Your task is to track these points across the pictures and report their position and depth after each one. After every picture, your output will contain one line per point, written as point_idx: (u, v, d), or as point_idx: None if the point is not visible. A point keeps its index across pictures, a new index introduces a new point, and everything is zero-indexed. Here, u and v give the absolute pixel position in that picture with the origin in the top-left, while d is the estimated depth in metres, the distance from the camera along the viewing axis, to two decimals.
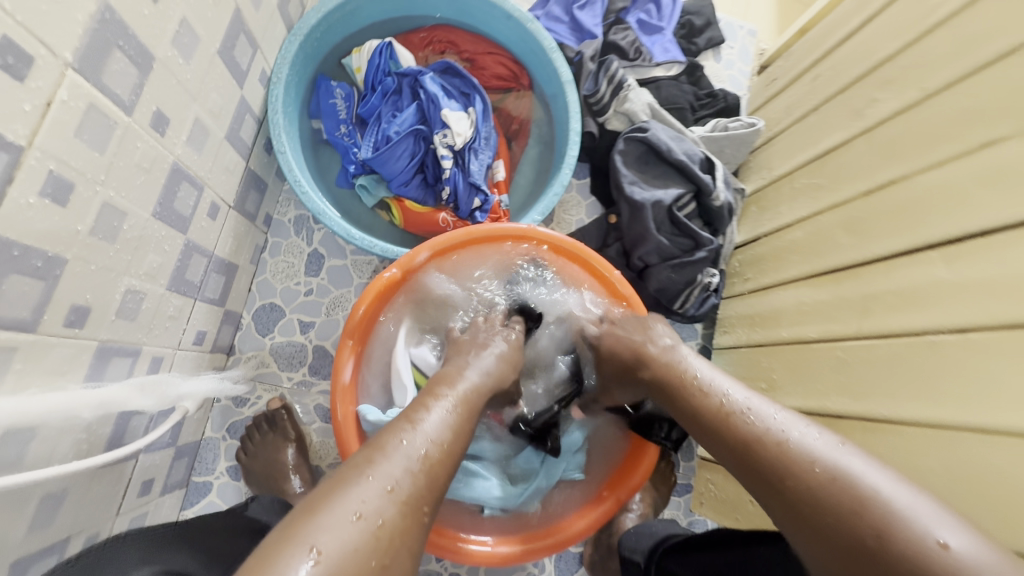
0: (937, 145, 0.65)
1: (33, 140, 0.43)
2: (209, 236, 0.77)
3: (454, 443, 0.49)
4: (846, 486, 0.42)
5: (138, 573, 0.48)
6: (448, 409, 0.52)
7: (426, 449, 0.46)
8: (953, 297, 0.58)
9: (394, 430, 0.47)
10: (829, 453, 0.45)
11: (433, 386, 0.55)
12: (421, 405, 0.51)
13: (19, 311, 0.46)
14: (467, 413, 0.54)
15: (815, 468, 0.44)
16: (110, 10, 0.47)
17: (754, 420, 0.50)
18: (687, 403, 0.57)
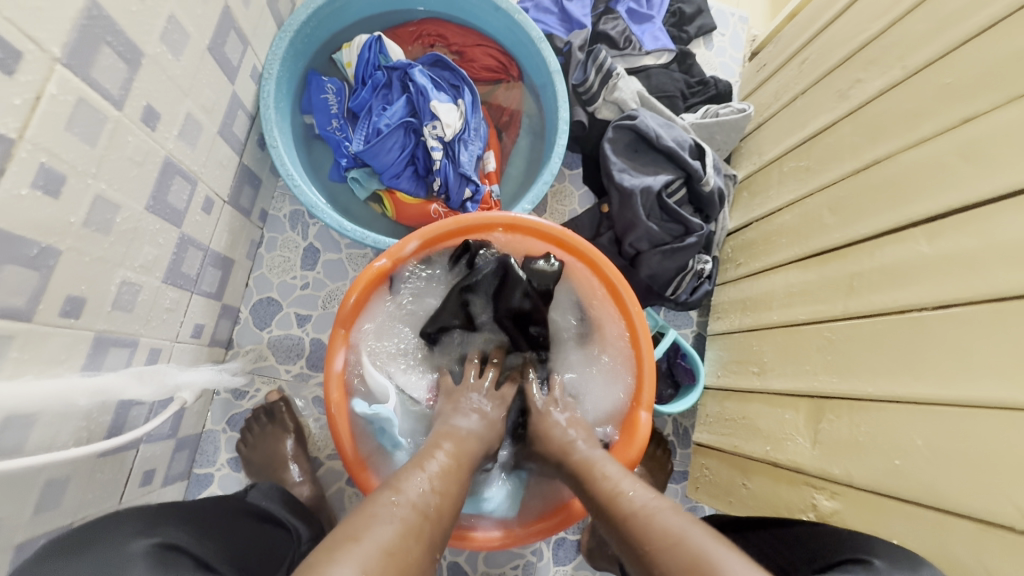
0: (920, 123, 0.65)
1: (24, 133, 0.44)
2: (205, 231, 0.78)
3: (455, 491, 0.54)
4: (686, 553, 0.47)
5: (136, 544, 0.49)
6: (445, 458, 0.57)
7: (436, 494, 0.52)
8: (934, 273, 0.58)
9: (409, 475, 0.52)
10: (680, 525, 0.50)
11: (438, 438, 0.62)
12: (429, 453, 0.57)
13: (15, 299, 0.48)
14: (467, 467, 0.59)
15: (659, 534, 0.50)
16: (98, 7, 0.49)
17: (627, 495, 0.56)
18: (585, 482, 0.61)
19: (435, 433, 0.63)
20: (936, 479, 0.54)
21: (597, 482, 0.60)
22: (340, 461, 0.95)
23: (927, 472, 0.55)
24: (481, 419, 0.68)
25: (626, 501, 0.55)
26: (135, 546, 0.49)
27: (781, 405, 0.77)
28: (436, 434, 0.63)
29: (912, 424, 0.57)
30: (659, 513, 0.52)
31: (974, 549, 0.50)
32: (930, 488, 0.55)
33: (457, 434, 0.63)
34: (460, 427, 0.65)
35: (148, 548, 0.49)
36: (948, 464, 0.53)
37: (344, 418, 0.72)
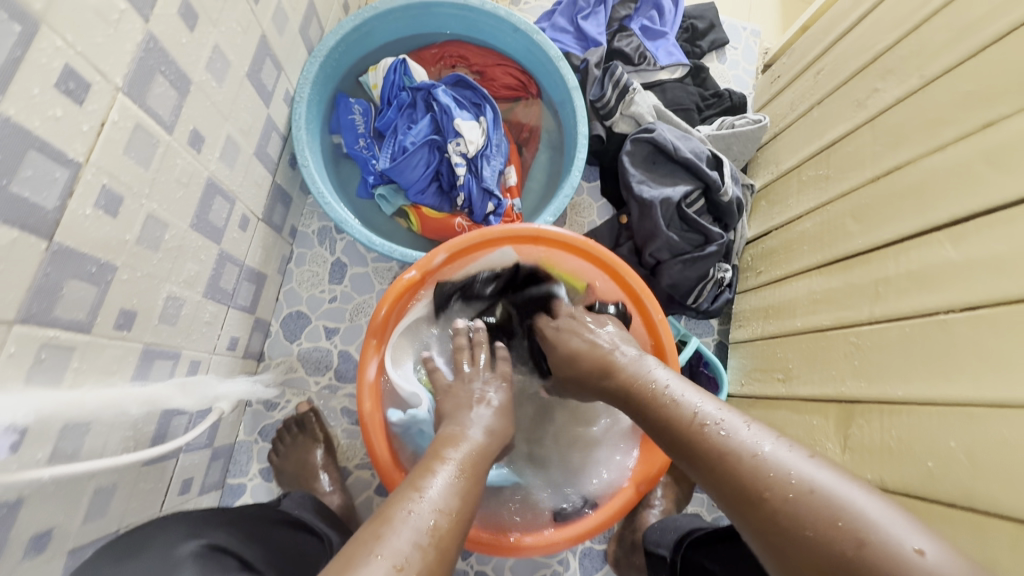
0: (940, 129, 0.66)
1: (89, 157, 0.48)
2: (241, 246, 0.81)
3: (459, 506, 0.52)
4: (817, 499, 0.43)
5: (185, 546, 0.52)
6: (446, 478, 0.54)
7: (433, 516, 0.49)
8: (962, 276, 0.59)
9: (401, 501, 0.50)
10: (800, 465, 0.45)
11: (438, 449, 0.59)
12: (427, 470, 0.55)
13: (77, 313, 0.51)
14: (470, 476, 0.56)
15: (791, 480, 0.44)
16: (154, 39, 0.52)
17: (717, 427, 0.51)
18: (671, 420, 0.56)
19: (440, 445, 0.61)
20: (974, 484, 0.54)
21: (676, 413, 0.56)
22: (367, 471, 0.97)
23: (961, 476, 0.55)
24: (489, 414, 0.68)
25: (723, 435, 0.51)
26: (183, 548, 0.52)
27: (809, 412, 0.77)
28: (432, 448, 0.60)
29: (944, 428, 0.57)
30: (769, 452, 0.47)
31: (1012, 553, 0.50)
32: (965, 490, 0.54)
33: (462, 443, 0.61)
34: (455, 441, 0.61)
35: (198, 549, 0.52)
36: (982, 466, 0.53)
37: (379, 431, 0.74)
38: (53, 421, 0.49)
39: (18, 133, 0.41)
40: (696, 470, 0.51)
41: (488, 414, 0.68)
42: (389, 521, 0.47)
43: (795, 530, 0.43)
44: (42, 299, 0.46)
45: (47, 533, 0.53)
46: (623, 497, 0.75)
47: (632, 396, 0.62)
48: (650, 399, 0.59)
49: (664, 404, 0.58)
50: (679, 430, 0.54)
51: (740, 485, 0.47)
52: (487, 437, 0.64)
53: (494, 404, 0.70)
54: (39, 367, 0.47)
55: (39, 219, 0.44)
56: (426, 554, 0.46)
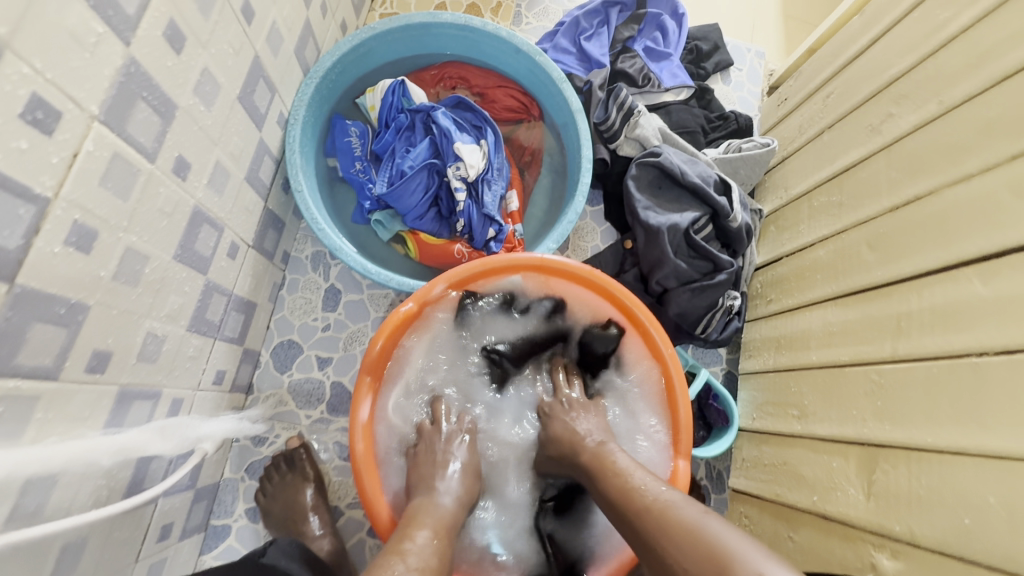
0: (963, 158, 0.63)
1: (59, 191, 0.44)
2: (229, 275, 0.77)
3: (438, 564, 0.54)
4: (701, 546, 0.46)
5: None
6: (428, 536, 0.57)
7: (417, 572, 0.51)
8: (993, 314, 0.55)
9: (387, 564, 0.51)
10: (695, 516, 0.50)
11: (413, 516, 0.60)
12: (406, 534, 0.56)
13: (42, 358, 0.47)
14: (447, 535, 0.59)
15: (683, 528, 0.49)
16: (135, 63, 0.49)
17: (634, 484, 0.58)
18: (605, 486, 0.61)
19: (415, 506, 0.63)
20: (1015, 545, 0.49)
21: (603, 475, 0.62)
22: (360, 510, 0.92)
23: (1001, 534, 0.51)
24: (462, 468, 0.68)
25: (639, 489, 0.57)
26: None
27: (827, 453, 0.73)
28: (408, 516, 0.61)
29: (981, 480, 0.53)
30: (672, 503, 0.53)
31: None
32: (1006, 552, 0.50)
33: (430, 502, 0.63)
34: (433, 501, 0.63)
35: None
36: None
37: (371, 474, 0.69)
38: (11, 479, 0.44)
39: None
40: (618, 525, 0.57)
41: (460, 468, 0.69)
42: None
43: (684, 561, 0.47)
44: (2, 347, 0.42)
45: None
46: None
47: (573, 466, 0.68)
48: (584, 466, 0.65)
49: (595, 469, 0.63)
50: (604, 490, 0.60)
51: (648, 534, 0.52)
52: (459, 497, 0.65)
53: (461, 454, 0.70)
54: None
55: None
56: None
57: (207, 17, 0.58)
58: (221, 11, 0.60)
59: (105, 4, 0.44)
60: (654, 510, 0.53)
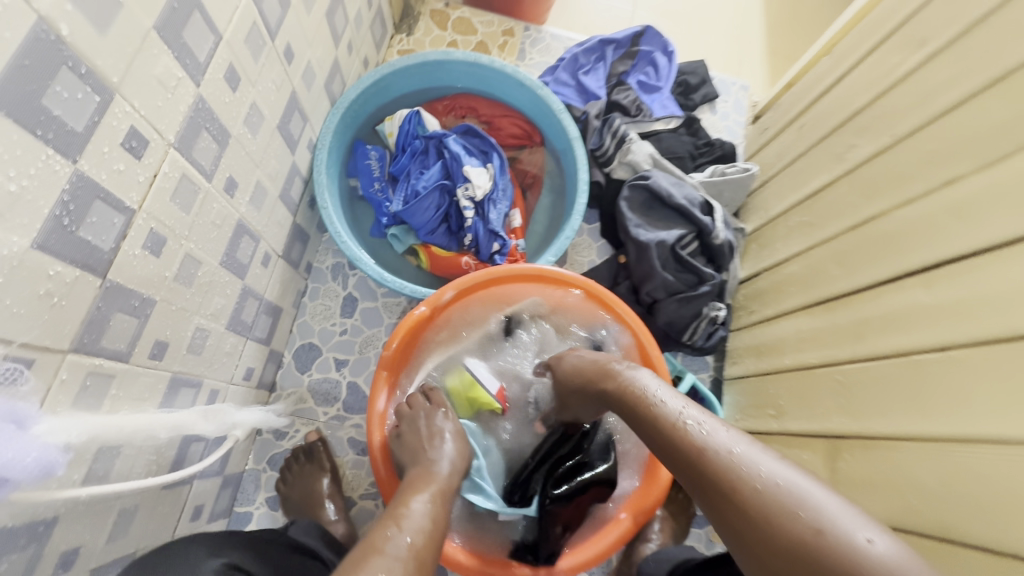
0: (907, 184, 0.72)
1: (141, 205, 0.53)
2: (261, 282, 0.87)
3: (434, 527, 0.56)
4: (779, 499, 0.43)
5: (209, 564, 0.56)
6: (424, 503, 0.59)
7: (410, 538, 0.52)
8: (931, 318, 0.63)
9: (384, 529, 0.53)
10: (773, 468, 0.46)
11: (412, 485, 0.63)
12: (402, 502, 0.59)
13: (120, 344, 0.55)
14: (444, 500, 0.61)
15: (765, 477, 0.45)
16: (202, 101, 0.59)
17: (698, 441, 0.51)
18: (652, 424, 0.58)
19: (416, 474, 0.66)
20: (950, 516, 0.57)
21: (664, 427, 0.56)
22: (372, 501, 0.99)
23: (938, 508, 0.58)
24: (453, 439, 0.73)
25: (703, 448, 0.51)
26: (208, 566, 0.55)
27: (799, 446, 0.80)
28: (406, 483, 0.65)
29: (922, 462, 0.60)
30: (748, 474, 0.46)
31: None
32: (944, 523, 0.57)
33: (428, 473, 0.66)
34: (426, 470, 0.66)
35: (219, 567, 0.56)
36: (956, 498, 0.56)
37: (384, 457, 0.76)
38: (91, 444, 0.53)
39: (88, 184, 0.46)
40: (682, 479, 0.52)
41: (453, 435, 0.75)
42: (386, 552, 0.49)
43: (778, 543, 0.42)
44: (93, 331, 0.51)
45: (74, 553, 0.56)
46: (617, 530, 0.76)
47: (629, 414, 0.63)
48: (643, 414, 0.60)
49: (652, 420, 0.58)
50: (664, 442, 0.55)
51: (725, 502, 0.47)
52: (454, 462, 0.70)
53: (449, 423, 0.76)
54: (84, 394, 0.52)
55: (96, 260, 0.49)
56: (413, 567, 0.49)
57: (257, 60, 0.69)
58: (268, 55, 0.71)
59: (184, 54, 0.54)
60: (726, 476, 0.47)
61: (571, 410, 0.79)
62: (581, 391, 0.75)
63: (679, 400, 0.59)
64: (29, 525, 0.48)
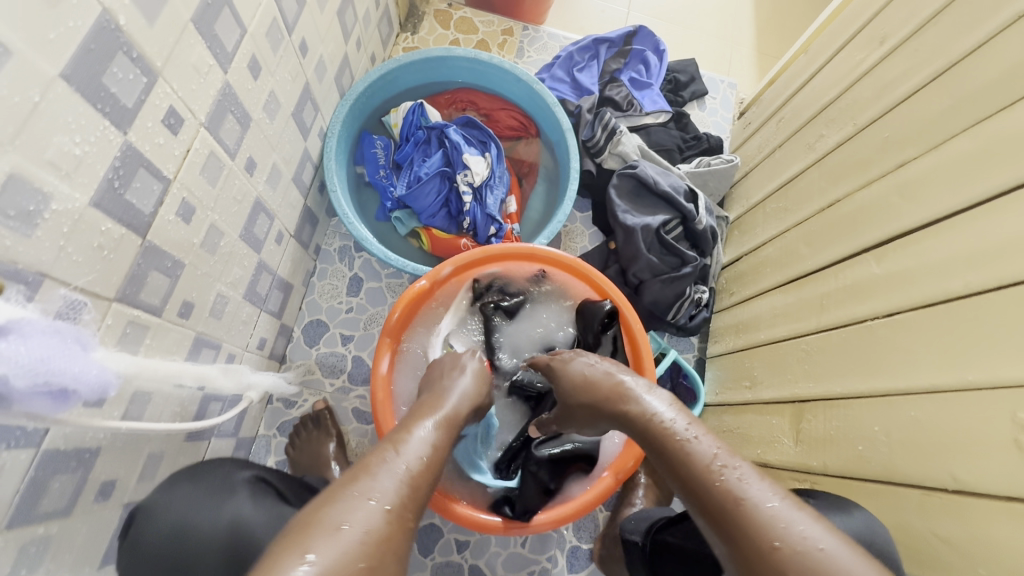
0: (867, 168, 0.78)
1: (176, 176, 0.61)
2: (275, 258, 0.94)
3: (436, 458, 0.57)
4: (821, 568, 0.41)
5: (243, 471, 0.69)
6: (428, 435, 0.59)
7: (411, 463, 0.52)
8: (882, 287, 0.70)
9: (382, 451, 0.53)
10: (817, 535, 0.43)
11: (418, 412, 0.64)
12: (406, 427, 0.59)
13: (154, 299, 0.63)
14: (446, 432, 0.62)
15: (810, 542, 0.43)
16: (229, 87, 0.67)
17: (732, 490, 0.48)
18: (673, 459, 0.54)
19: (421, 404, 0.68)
20: (893, 461, 0.63)
21: (690, 469, 0.52)
22: None
23: (883, 455, 0.65)
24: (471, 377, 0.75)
25: (736, 499, 0.48)
26: (243, 473, 0.69)
27: (769, 412, 0.87)
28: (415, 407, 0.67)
29: (871, 415, 0.67)
30: (789, 534, 0.44)
31: (922, 515, 0.59)
32: (889, 468, 0.64)
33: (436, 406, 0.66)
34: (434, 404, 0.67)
35: (249, 478, 0.68)
36: (899, 445, 0.63)
37: (387, 412, 0.84)
38: (128, 386, 0.60)
39: (135, 154, 0.54)
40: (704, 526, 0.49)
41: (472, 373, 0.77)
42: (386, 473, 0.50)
43: None
44: (133, 284, 0.58)
45: (111, 484, 0.63)
46: (595, 490, 0.82)
47: (649, 443, 0.58)
48: (669, 448, 0.55)
49: (680, 459, 0.54)
50: (689, 483, 0.51)
51: (753, 559, 0.44)
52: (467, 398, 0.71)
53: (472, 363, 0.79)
54: (125, 338, 0.59)
55: (139, 221, 0.57)
56: (412, 490, 0.50)
57: (276, 52, 0.76)
58: (286, 48, 0.79)
59: (215, 45, 0.62)
60: (762, 535, 0.45)
61: (576, 423, 0.73)
62: (590, 409, 0.68)
63: (709, 437, 0.55)
64: (77, 450, 0.56)
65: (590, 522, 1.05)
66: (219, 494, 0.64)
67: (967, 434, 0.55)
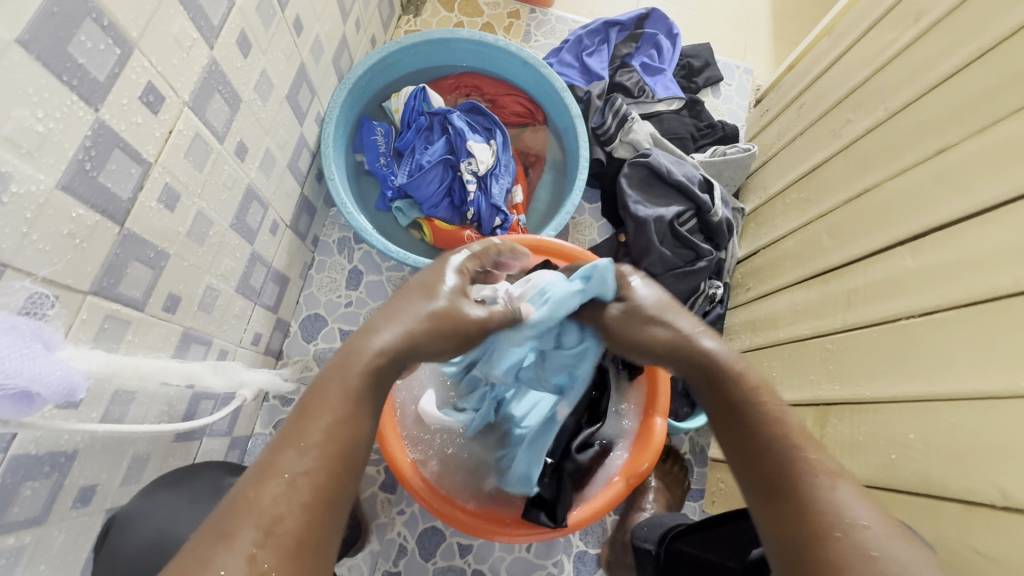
0: (901, 155, 0.73)
1: (157, 159, 0.56)
2: (269, 249, 0.90)
3: (332, 456, 0.41)
4: None
5: (231, 478, 0.70)
6: (327, 426, 0.42)
7: (284, 486, 0.38)
8: (918, 284, 0.65)
9: (251, 471, 0.39)
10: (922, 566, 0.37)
11: (325, 382, 0.45)
12: (301, 416, 0.42)
13: (136, 291, 0.58)
14: (356, 409, 0.44)
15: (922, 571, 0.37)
16: (215, 63, 0.62)
17: (813, 484, 0.43)
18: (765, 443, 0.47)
19: (337, 354, 0.48)
20: (930, 471, 0.59)
21: (768, 451, 0.47)
22: (374, 468, 1.01)
23: (918, 464, 0.60)
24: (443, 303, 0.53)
25: (818, 492, 0.42)
26: (230, 480, 0.69)
27: None
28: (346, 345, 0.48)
29: (905, 421, 0.62)
30: (881, 540, 0.38)
31: (961, 529, 0.54)
32: (925, 479, 0.59)
33: (349, 364, 0.46)
34: (355, 357, 0.47)
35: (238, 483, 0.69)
36: (938, 455, 0.58)
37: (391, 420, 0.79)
38: (105, 386, 0.56)
39: (109, 133, 0.49)
40: (777, 515, 0.43)
41: (449, 295, 0.55)
42: (251, 513, 0.36)
43: None
44: (111, 276, 0.54)
45: (91, 489, 0.59)
46: (606, 496, 0.78)
47: (720, 411, 0.52)
48: (747, 420, 0.50)
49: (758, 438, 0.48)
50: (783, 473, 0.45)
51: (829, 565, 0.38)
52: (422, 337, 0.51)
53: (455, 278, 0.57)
54: (103, 334, 0.55)
55: (115, 207, 0.52)
56: (294, 522, 0.37)
57: (267, 29, 0.71)
58: (278, 25, 0.74)
59: (199, 17, 0.57)
60: (838, 530, 0.40)
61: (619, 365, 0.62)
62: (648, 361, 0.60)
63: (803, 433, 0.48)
64: (51, 455, 0.52)
65: (598, 526, 1.01)
66: (205, 502, 0.64)
67: (1017, 443, 0.50)
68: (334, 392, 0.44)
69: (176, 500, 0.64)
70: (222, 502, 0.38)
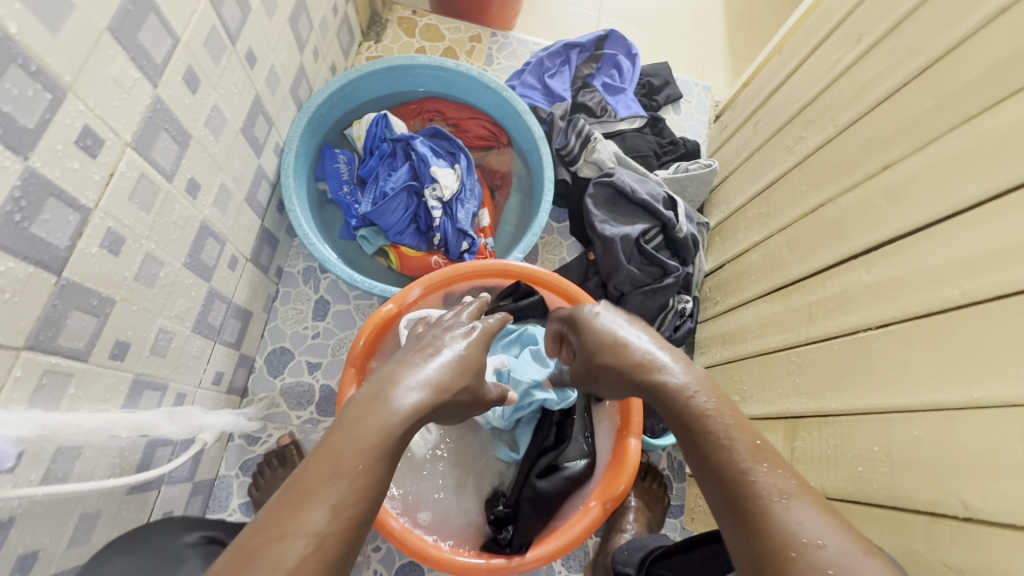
0: (850, 172, 0.75)
1: (98, 204, 0.54)
2: (229, 285, 0.87)
3: (360, 512, 0.39)
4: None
5: (189, 534, 0.66)
6: (354, 481, 0.40)
7: (311, 543, 0.36)
8: (874, 297, 0.67)
9: (271, 522, 0.36)
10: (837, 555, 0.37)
11: (347, 431, 0.43)
12: (326, 464, 0.40)
13: (77, 342, 0.55)
14: (383, 465, 0.42)
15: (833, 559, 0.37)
16: (160, 102, 0.60)
17: (768, 502, 0.41)
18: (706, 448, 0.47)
19: (360, 400, 0.47)
20: (895, 483, 0.60)
21: (721, 463, 0.45)
22: None
23: (885, 476, 0.61)
24: (449, 359, 0.56)
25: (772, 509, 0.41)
26: (189, 536, 0.66)
27: (762, 428, 0.83)
28: (368, 392, 0.48)
29: (870, 434, 0.63)
30: (837, 556, 0.37)
31: (928, 540, 0.55)
32: (890, 490, 0.60)
33: (376, 417, 0.45)
34: (383, 407, 0.46)
35: (195, 540, 0.66)
36: (902, 466, 0.59)
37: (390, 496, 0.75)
38: (46, 446, 0.53)
39: (41, 181, 0.47)
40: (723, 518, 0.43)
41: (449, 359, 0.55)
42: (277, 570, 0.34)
43: None
44: (47, 330, 0.51)
45: (32, 556, 0.55)
46: (584, 522, 0.76)
47: (673, 423, 0.51)
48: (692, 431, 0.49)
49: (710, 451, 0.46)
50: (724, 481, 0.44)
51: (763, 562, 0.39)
52: (429, 392, 0.51)
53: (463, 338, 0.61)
54: (40, 391, 0.52)
55: (51, 257, 0.50)
56: None
57: (217, 64, 0.70)
58: (229, 59, 0.72)
59: (140, 56, 0.55)
60: (793, 549, 0.38)
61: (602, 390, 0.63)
62: (608, 382, 0.61)
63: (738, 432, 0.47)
64: None
65: (579, 550, 0.99)
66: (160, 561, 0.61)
67: (976, 453, 0.51)
68: (365, 444, 0.42)
69: (133, 564, 0.60)
70: (226, 556, 0.35)
